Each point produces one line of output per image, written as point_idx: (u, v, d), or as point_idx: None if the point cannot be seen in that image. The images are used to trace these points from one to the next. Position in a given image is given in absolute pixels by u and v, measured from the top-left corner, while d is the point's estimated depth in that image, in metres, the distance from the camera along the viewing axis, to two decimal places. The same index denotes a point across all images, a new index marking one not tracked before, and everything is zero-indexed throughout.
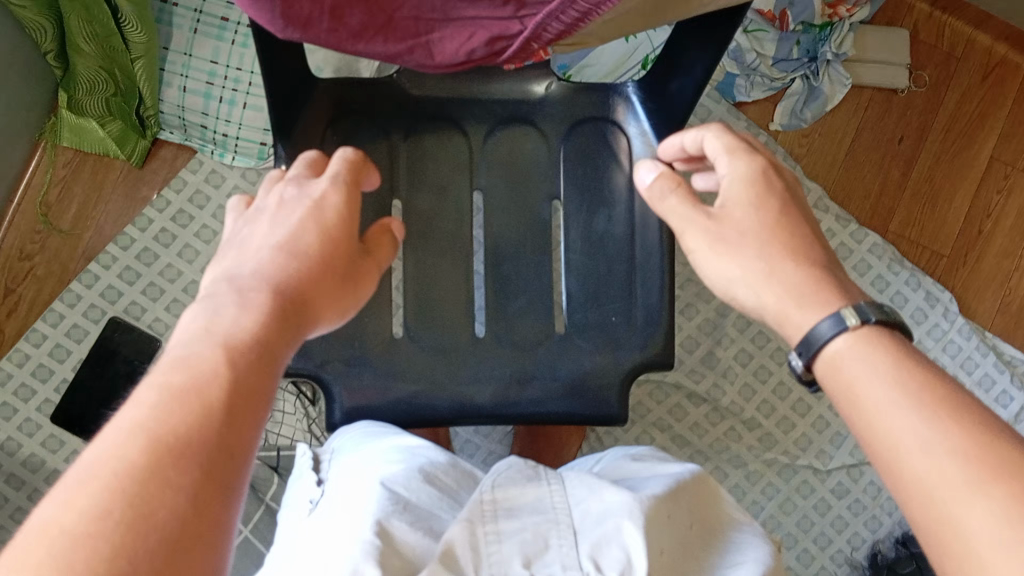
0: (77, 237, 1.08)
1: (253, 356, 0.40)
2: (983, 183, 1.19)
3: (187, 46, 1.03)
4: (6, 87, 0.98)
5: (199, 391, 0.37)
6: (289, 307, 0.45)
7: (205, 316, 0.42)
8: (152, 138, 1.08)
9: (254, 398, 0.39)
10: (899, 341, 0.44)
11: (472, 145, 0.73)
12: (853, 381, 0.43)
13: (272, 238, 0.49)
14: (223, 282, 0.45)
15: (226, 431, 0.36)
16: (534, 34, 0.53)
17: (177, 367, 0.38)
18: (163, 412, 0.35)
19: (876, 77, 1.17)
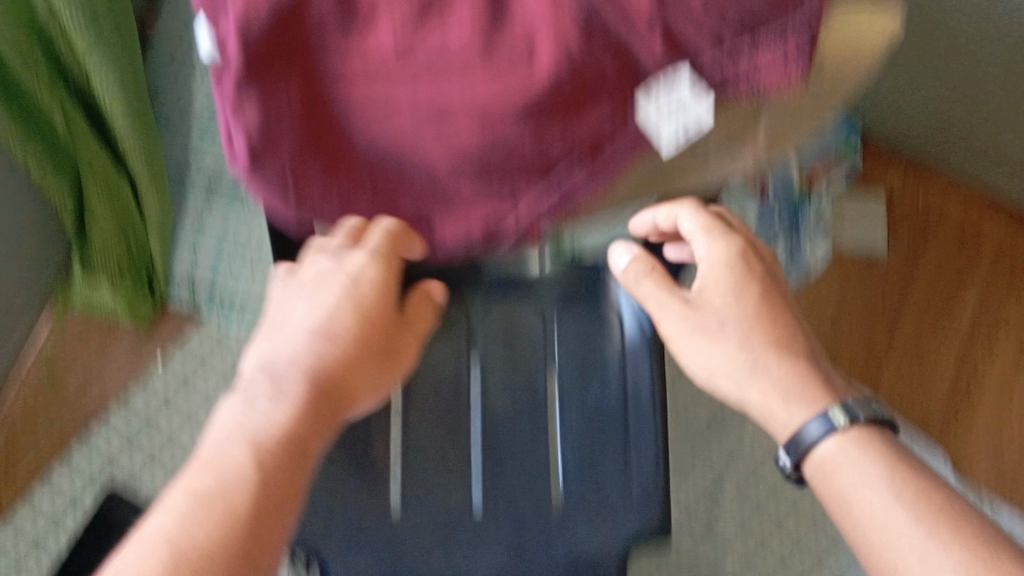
0: (79, 402, 1.09)
1: (282, 451, 0.47)
2: (968, 345, 1.20)
3: (199, 216, 1.11)
4: (22, 259, 1.02)
5: (223, 498, 0.43)
6: (322, 394, 0.50)
7: (242, 411, 0.48)
8: (160, 301, 1.12)
9: (278, 495, 0.45)
10: (885, 441, 0.52)
11: (469, 320, 0.76)
12: (842, 483, 0.50)
13: (312, 320, 0.54)
14: (262, 372, 0.51)
15: (246, 537, 0.42)
16: (530, 224, 0.55)
17: (209, 470, 0.45)
18: (189, 522, 0.42)
19: (853, 244, 1.25)
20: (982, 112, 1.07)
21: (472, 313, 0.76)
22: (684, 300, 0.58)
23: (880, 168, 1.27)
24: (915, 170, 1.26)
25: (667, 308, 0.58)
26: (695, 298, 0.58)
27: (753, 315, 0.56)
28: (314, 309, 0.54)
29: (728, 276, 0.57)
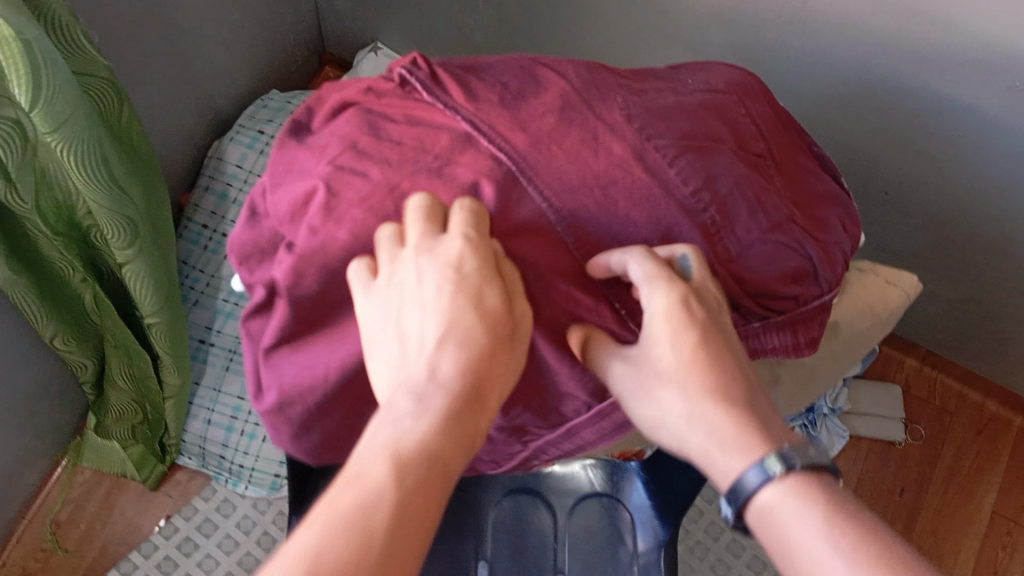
0: (79, 558, 1.08)
1: (428, 468, 0.38)
2: (990, 538, 1.17)
3: (217, 382, 1.07)
4: (39, 414, 1.03)
5: (365, 516, 0.35)
6: (468, 397, 0.40)
7: (387, 427, 0.39)
8: (169, 462, 1.11)
9: (425, 514, 0.37)
10: (828, 484, 0.42)
11: (480, 513, 0.77)
12: (786, 536, 0.41)
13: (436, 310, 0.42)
14: (404, 374, 0.41)
15: (387, 561, 0.34)
16: (535, 453, 0.57)
17: (356, 483, 0.36)
18: (328, 540, 0.34)
19: (873, 429, 1.22)
20: (1000, 317, 1.07)
21: (484, 506, 0.78)
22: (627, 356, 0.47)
23: (897, 354, 1.27)
24: (933, 355, 1.26)
25: (612, 367, 0.47)
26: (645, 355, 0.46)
27: (691, 363, 0.45)
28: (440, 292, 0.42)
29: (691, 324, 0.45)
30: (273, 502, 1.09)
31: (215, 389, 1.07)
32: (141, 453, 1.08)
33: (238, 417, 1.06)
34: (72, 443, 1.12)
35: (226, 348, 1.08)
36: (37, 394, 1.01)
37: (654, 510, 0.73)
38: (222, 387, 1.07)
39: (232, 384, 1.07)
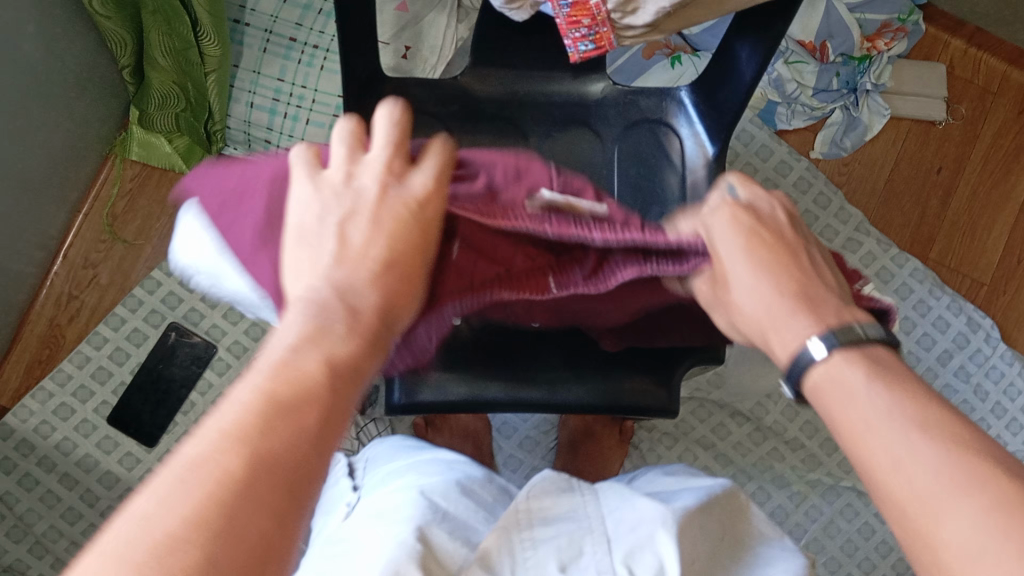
0: (139, 248, 1.12)
1: (349, 379, 0.38)
2: (1018, 228, 1.21)
3: (257, 64, 1.11)
4: (85, 101, 1.05)
5: (301, 408, 0.35)
6: (384, 322, 0.41)
7: (312, 319, 0.39)
8: (216, 153, 1.14)
9: (338, 424, 0.37)
10: (876, 362, 0.42)
11: (530, 146, 0.80)
12: (837, 410, 0.42)
13: (369, 239, 0.43)
14: (324, 283, 0.41)
15: (312, 449, 0.35)
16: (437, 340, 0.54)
17: (280, 377, 0.36)
18: (265, 422, 0.34)
19: (912, 109, 1.21)
20: None
21: (534, 142, 0.80)
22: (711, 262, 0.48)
23: (943, 35, 1.24)
24: (981, 33, 1.23)
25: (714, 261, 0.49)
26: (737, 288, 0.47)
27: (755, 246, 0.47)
28: (374, 230, 0.43)
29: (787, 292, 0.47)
30: None
31: (255, 72, 1.11)
32: (187, 145, 1.11)
33: (280, 99, 1.10)
34: (116, 139, 1.13)
35: (262, 30, 1.11)
36: (77, 79, 1.03)
37: (703, 127, 0.79)
38: (261, 69, 1.11)
39: (270, 66, 1.10)
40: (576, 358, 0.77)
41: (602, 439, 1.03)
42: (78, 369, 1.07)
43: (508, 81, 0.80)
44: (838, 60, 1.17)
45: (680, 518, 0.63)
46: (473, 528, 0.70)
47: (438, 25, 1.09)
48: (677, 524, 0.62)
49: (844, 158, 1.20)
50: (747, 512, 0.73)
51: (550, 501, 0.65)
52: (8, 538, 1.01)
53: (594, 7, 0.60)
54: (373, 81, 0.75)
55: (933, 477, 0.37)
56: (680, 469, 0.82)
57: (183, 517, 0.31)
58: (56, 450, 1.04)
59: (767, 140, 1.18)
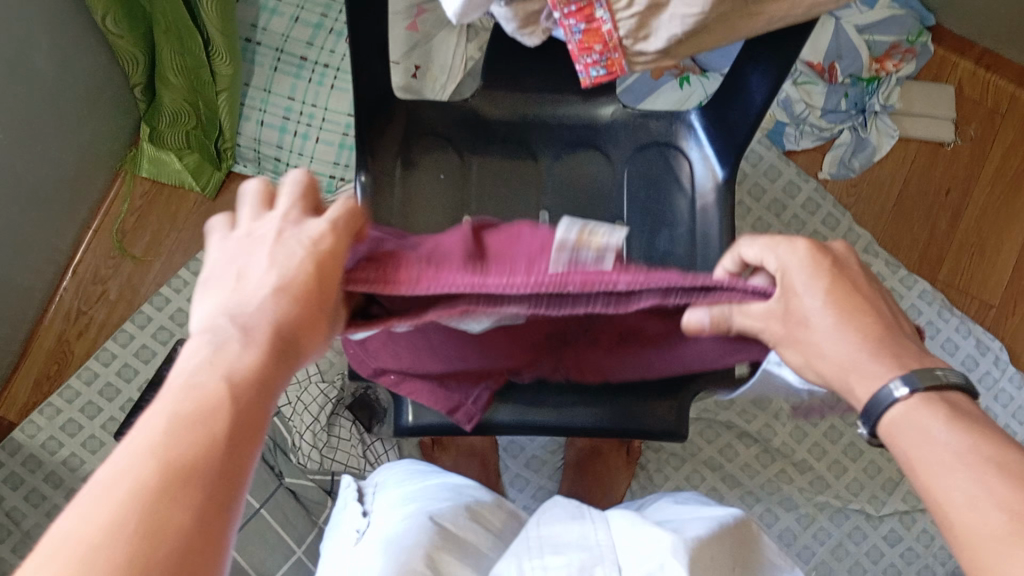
0: (148, 264, 1.13)
1: (257, 388, 0.37)
2: None
3: (267, 82, 1.11)
4: (96, 117, 1.06)
5: (207, 420, 0.34)
6: (289, 340, 0.39)
7: (210, 340, 0.38)
8: (227, 170, 1.15)
9: (253, 430, 0.36)
10: (951, 405, 0.43)
11: (540, 167, 0.80)
12: (910, 448, 0.43)
13: (272, 272, 0.41)
14: (222, 317, 0.39)
15: (226, 454, 0.34)
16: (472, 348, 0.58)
17: (184, 395, 0.35)
18: (172, 437, 0.33)
19: (922, 131, 1.21)
20: None
21: (544, 165, 0.80)
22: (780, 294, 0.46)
23: (951, 56, 1.24)
24: (989, 55, 1.24)
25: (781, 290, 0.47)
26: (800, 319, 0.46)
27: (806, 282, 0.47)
28: (271, 267, 0.41)
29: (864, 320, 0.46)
30: None
31: (265, 90, 1.11)
32: (197, 161, 1.11)
33: (291, 117, 1.11)
34: (127, 155, 1.14)
35: (273, 48, 1.12)
36: (88, 94, 1.03)
37: (714, 151, 0.79)
38: (271, 87, 1.11)
39: (281, 85, 1.11)
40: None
41: (608, 457, 1.02)
42: (87, 385, 1.07)
43: (518, 102, 0.80)
44: (847, 81, 1.17)
45: (692, 548, 0.61)
46: (479, 557, 0.71)
47: (447, 44, 1.09)
48: (688, 553, 0.60)
49: (853, 179, 1.21)
50: (758, 541, 0.72)
51: (560, 531, 0.66)
52: (15, 554, 0.98)
53: (606, 33, 0.60)
54: (386, 103, 0.75)
55: (1003, 519, 0.38)
56: (690, 498, 0.82)
57: (101, 531, 0.30)
58: (63, 466, 1.04)
59: (775, 161, 1.18)
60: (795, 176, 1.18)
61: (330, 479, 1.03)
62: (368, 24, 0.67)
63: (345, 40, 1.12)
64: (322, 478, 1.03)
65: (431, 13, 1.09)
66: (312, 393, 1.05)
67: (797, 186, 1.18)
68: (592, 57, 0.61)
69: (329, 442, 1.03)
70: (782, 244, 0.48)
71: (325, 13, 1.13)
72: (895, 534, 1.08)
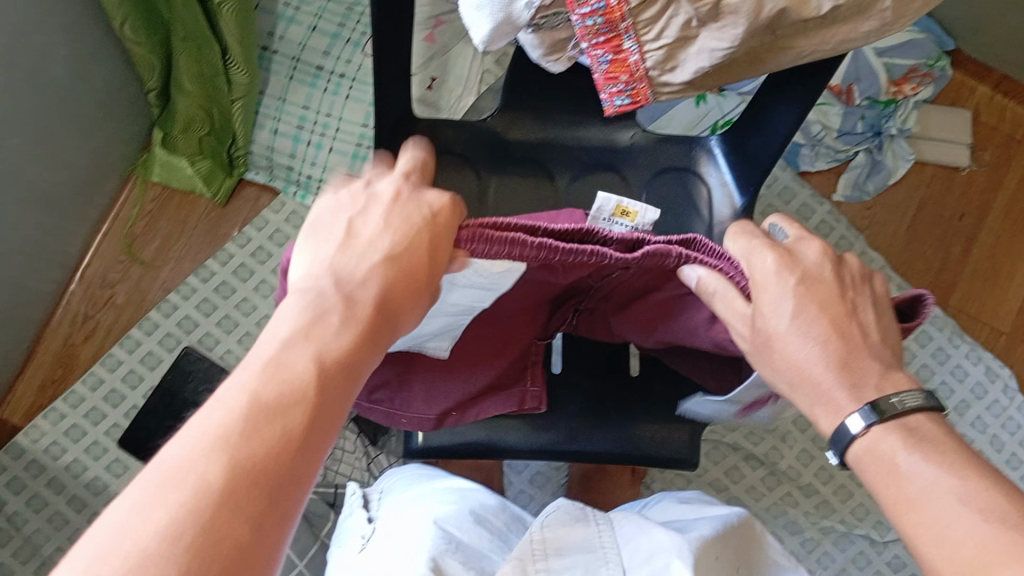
0: (156, 270, 1.12)
1: (343, 374, 0.37)
2: None
3: (283, 91, 1.11)
4: (110, 121, 1.05)
5: (287, 409, 0.34)
6: (380, 319, 0.40)
7: (305, 315, 0.38)
8: (238, 177, 1.14)
9: (329, 420, 0.35)
10: (921, 433, 0.44)
11: (557, 189, 0.80)
12: (881, 481, 0.44)
13: (379, 242, 0.42)
14: (326, 277, 0.40)
15: (300, 453, 0.33)
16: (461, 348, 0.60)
17: (269, 375, 0.35)
18: (250, 426, 0.32)
19: (937, 154, 1.21)
20: None
21: (564, 187, 0.80)
22: (753, 307, 0.46)
23: (969, 81, 1.23)
24: (1007, 81, 1.23)
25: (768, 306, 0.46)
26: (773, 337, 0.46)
27: (795, 318, 0.45)
28: (384, 228, 0.43)
29: (843, 342, 0.45)
30: None
31: (281, 98, 1.11)
32: (209, 167, 1.11)
33: (305, 126, 1.11)
34: (139, 159, 1.13)
35: (289, 57, 1.11)
36: (104, 100, 1.02)
37: (734, 178, 0.78)
38: (287, 96, 1.11)
39: (296, 94, 1.11)
40: (598, 405, 0.75)
41: (613, 476, 1.01)
42: (92, 391, 1.07)
43: (539, 126, 0.79)
44: (863, 104, 1.17)
45: (695, 548, 0.60)
46: (484, 559, 0.68)
47: (464, 56, 1.09)
48: (693, 554, 0.59)
49: (867, 203, 1.20)
50: (762, 543, 0.70)
51: (565, 532, 0.64)
52: (16, 559, 0.99)
53: (633, 64, 0.59)
54: (405, 124, 0.75)
55: (976, 552, 0.39)
56: (694, 498, 0.80)
57: (165, 527, 0.29)
58: (65, 472, 1.03)
59: (789, 182, 1.18)
60: (809, 198, 1.18)
61: (333, 491, 1.02)
62: (391, 44, 0.66)
63: (362, 51, 1.12)
64: (325, 490, 1.02)
65: (448, 24, 1.08)
66: None
67: (810, 209, 1.17)
68: (620, 83, 0.61)
69: (332, 455, 1.02)
70: (755, 252, 0.48)
71: (342, 23, 1.12)
72: (899, 561, 1.08)
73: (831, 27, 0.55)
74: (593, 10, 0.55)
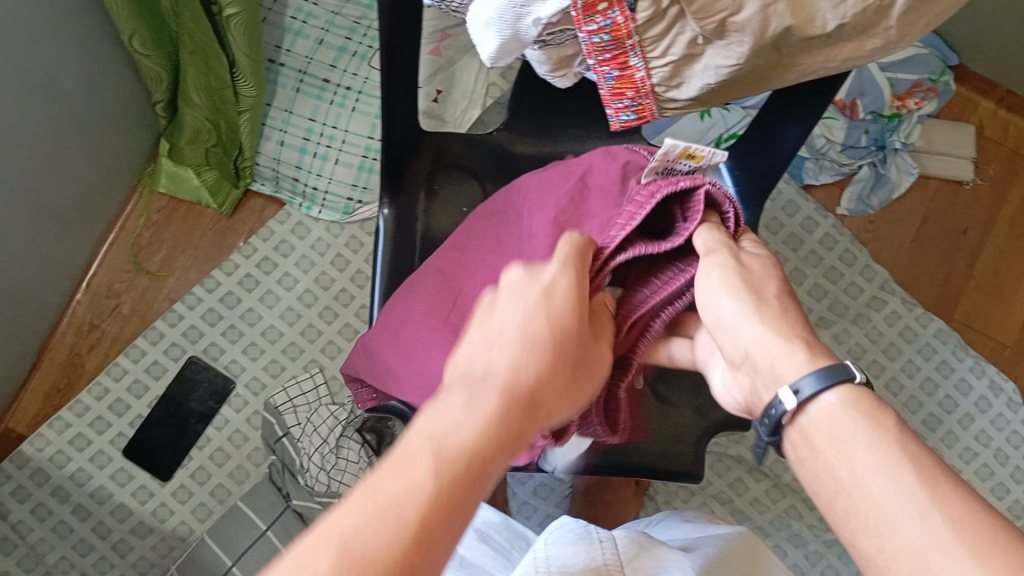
0: (162, 279, 1.13)
1: (471, 465, 0.37)
2: None
3: (289, 103, 1.12)
4: (117, 134, 1.06)
5: (402, 506, 0.34)
6: (518, 408, 0.40)
7: (441, 408, 0.39)
8: (244, 188, 1.15)
9: (453, 520, 0.36)
10: (872, 406, 0.43)
11: None
12: (829, 450, 0.43)
13: (519, 331, 0.43)
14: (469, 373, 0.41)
15: (413, 553, 0.34)
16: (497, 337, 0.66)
17: (391, 468, 0.36)
18: (364, 523, 0.34)
19: (941, 168, 1.21)
20: None
21: None
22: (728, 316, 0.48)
23: (974, 96, 1.24)
24: (1011, 96, 1.23)
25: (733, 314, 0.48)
26: (731, 348, 0.49)
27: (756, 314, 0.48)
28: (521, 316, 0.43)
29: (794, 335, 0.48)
30: (346, 228, 1.15)
31: (287, 111, 1.12)
32: (215, 178, 1.12)
33: (311, 138, 1.11)
34: (145, 170, 1.13)
35: (296, 69, 1.12)
36: (111, 112, 1.03)
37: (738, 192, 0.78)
38: (293, 108, 1.12)
39: (303, 107, 1.11)
40: None
41: (616, 489, 1.02)
42: (98, 400, 1.07)
43: (548, 142, 0.80)
44: (868, 118, 1.16)
45: None
46: None
47: (469, 69, 1.09)
48: None
49: (871, 216, 1.20)
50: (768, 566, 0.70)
51: (568, 551, 0.63)
52: (20, 567, 1.00)
53: (640, 80, 0.60)
54: (413, 141, 0.75)
55: (939, 530, 0.37)
56: (697, 517, 0.80)
57: None
58: (70, 481, 1.04)
59: (793, 196, 1.19)
60: (812, 211, 1.19)
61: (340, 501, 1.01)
62: (400, 61, 0.67)
63: (369, 63, 1.12)
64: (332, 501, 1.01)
65: (455, 38, 1.08)
66: (323, 415, 1.06)
67: (814, 222, 1.18)
68: (628, 95, 0.61)
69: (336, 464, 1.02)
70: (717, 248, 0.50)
71: (349, 37, 1.12)
72: None
73: (836, 44, 0.55)
74: (599, 28, 0.55)
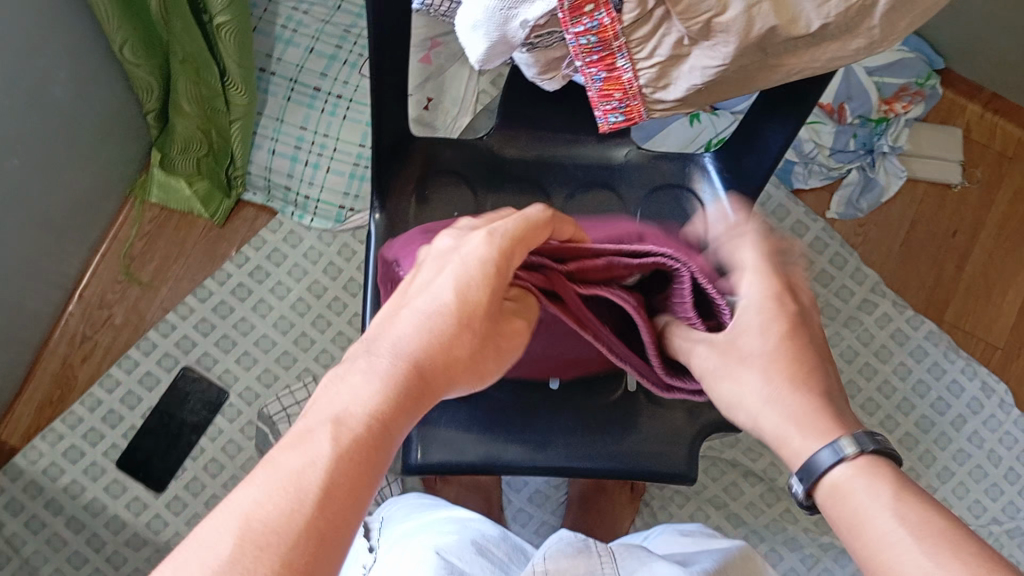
0: (155, 290, 1.13)
1: (374, 434, 0.37)
2: None
3: (280, 112, 1.12)
4: (109, 145, 1.06)
5: (301, 476, 0.34)
6: (420, 380, 0.41)
7: (340, 382, 0.39)
8: (236, 198, 1.15)
9: (361, 485, 0.35)
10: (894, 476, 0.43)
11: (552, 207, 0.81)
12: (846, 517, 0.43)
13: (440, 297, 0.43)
14: (374, 345, 0.41)
15: (319, 516, 0.33)
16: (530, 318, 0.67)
17: (289, 446, 0.35)
18: (266, 496, 0.33)
19: (929, 172, 1.22)
20: None
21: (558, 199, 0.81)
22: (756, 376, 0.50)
23: (960, 100, 1.25)
24: (998, 99, 1.24)
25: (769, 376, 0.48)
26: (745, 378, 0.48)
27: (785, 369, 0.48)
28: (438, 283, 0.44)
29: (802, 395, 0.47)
30: (338, 236, 1.15)
31: (278, 120, 1.12)
32: (207, 189, 1.12)
33: (302, 147, 1.12)
34: (138, 180, 1.14)
35: (287, 78, 1.12)
36: (103, 123, 1.03)
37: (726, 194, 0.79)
38: (284, 117, 1.12)
39: (294, 115, 1.11)
40: (595, 419, 0.75)
41: (612, 494, 1.01)
42: (90, 412, 1.07)
43: (539, 144, 0.80)
44: (855, 122, 1.17)
45: None
46: None
47: (460, 77, 1.10)
48: None
49: (861, 219, 1.21)
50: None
51: (567, 564, 0.63)
52: None
53: (627, 82, 0.60)
54: (404, 147, 0.76)
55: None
56: (694, 530, 0.80)
57: None
58: (63, 493, 1.04)
59: (782, 201, 1.19)
60: (801, 215, 1.19)
61: None
62: (391, 66, 0.67)
63: (359, 72, 1.12)
64: None
65: (444, 46, 1.07)
66: None
67: (805, 226, 1.19)
68: (614, 98, 0.62)
69: None
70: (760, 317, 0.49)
71: (340, 45, 1.13)
72: None
73: (820, 45, 0.56)
74: (586, 30, 0.55)
